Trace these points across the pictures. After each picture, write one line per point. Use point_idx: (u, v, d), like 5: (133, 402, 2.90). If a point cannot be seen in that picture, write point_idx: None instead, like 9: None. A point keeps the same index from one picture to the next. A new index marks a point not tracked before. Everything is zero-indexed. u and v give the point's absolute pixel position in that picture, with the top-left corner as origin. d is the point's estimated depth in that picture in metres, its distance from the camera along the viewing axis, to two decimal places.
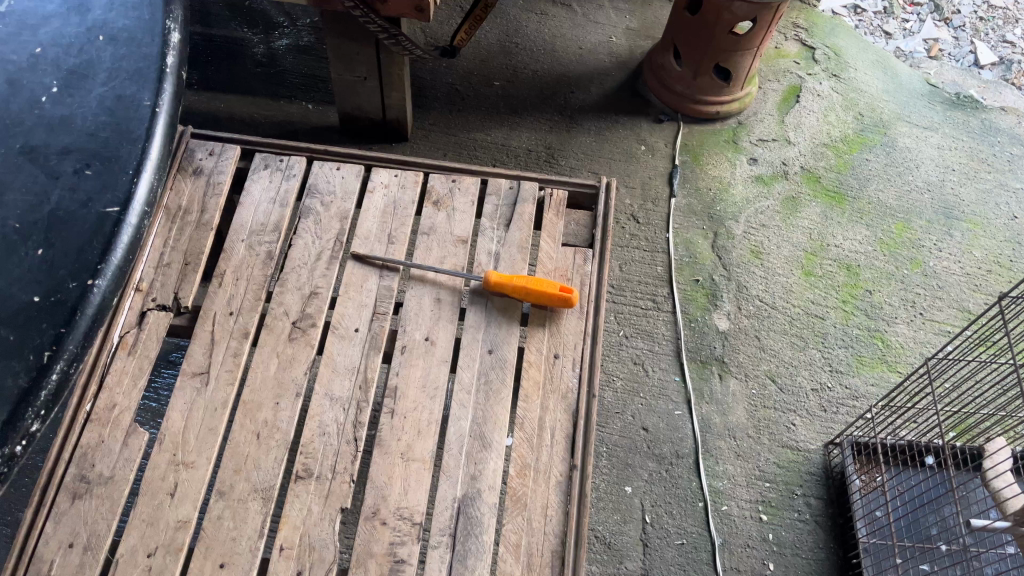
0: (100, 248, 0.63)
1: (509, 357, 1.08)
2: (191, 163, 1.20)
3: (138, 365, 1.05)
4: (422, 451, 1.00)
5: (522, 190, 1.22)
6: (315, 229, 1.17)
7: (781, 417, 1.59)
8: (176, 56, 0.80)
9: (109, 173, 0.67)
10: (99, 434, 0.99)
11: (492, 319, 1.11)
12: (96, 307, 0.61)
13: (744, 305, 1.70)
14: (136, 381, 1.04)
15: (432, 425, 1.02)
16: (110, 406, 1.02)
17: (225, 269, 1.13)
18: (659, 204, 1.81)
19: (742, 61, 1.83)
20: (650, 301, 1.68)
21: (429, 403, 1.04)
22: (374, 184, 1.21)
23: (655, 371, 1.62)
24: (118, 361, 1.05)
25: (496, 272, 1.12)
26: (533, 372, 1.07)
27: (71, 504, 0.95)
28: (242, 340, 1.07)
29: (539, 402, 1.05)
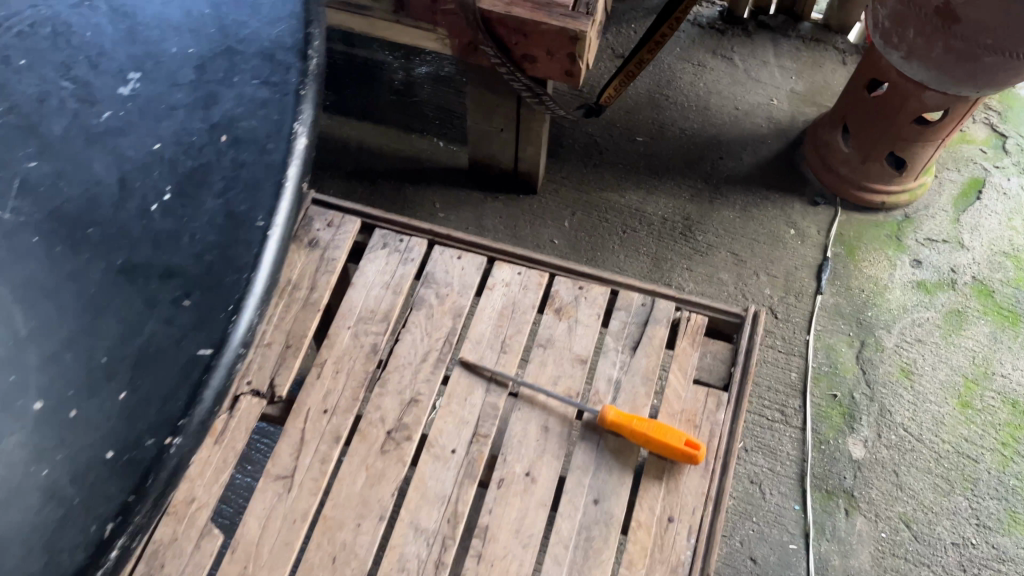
0: (185, 395, 0.43)
1: (616, 512, 0.96)
2: (308, 233, 1.12)
3: (222, 457, 0.99)
4: None
5: (655, 308, 1.07)
6: (426, 325, 1.07)
7: (911, 571, 1.42)
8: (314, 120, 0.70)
9: (208, 300, 0.46)
10: (173, 530, 0.94)
11: (603, 463, 0.99)
12: (172, 471, 0.43)
13: (884, 433, 1.52)
14: (219, 476, 0.98)
15: None
16: (189, 499, 0.96)
17: (325, 358, 1.05)
18: (803, 299, 1.63)
19: (923, 152, 1.62)
20: (778, 412, 1.53)
21: (520, 553, 0.94)
22: (494, 281, 1.10)
23: (772, 495, 1.47)
24: (203, 449, 0.99)
25: (615, 409, 1.00)
26: (642, 535, 0.95)
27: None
28: (333, 445, 1.00)
29: (643, 572, 0.93)
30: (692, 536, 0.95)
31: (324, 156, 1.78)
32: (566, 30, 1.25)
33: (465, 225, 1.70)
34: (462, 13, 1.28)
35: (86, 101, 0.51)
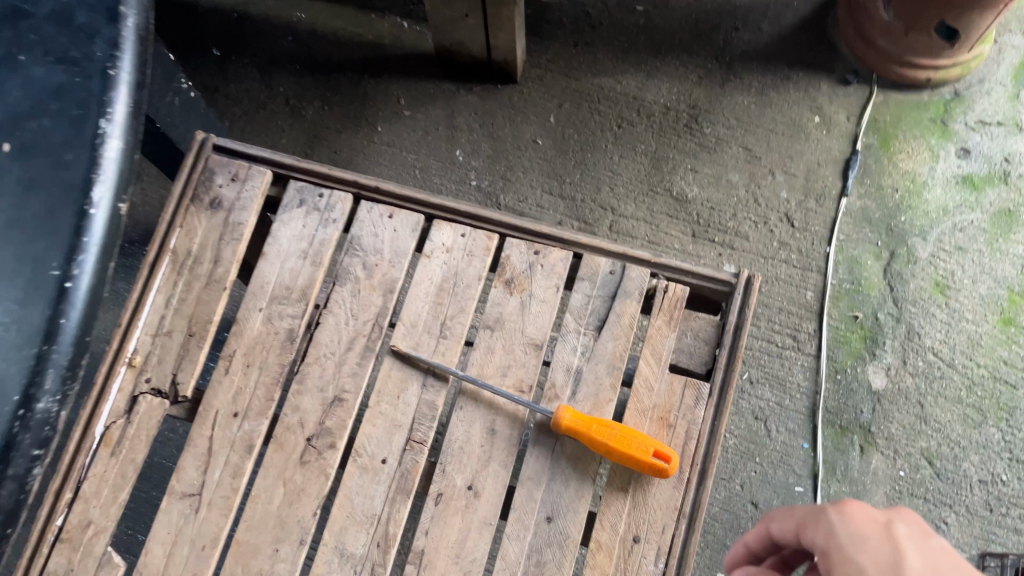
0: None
1: (572, 531, 0.82)
2: (208, 191, 0.94)
3: (120, 472, 0.86)
4: None
5: (626, 278, 0.88)
6: (351, 304, 0.90)
7: (930, 513, 1.28)
8: None
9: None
10: (67, 560, 0.83)
11: (559, 473, 0.84)
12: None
13: (910, 359, 1.34)
14: (117, 494, 0.86)
15: None
16: (84, 523, 0.84)
17: (234, 350, 0.89)
18: (825, 204, 1.41)
19: (980, 23, 1.31)
20: (789, 337, 1.35)
21: None
22: (432, 246, 0.91)
23: (780, 432, 1.31)
24: (98, 463, 0.86)
25: (570, 411, 0.83)
26: (602, 558, 0.82)
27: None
28: (245, 456, 0.86)
29: None
30: (662, 559, 0.81)
31: (271, 47, 1.54)
32: None
33: (434, 125, 1.48)
34: None
35: None
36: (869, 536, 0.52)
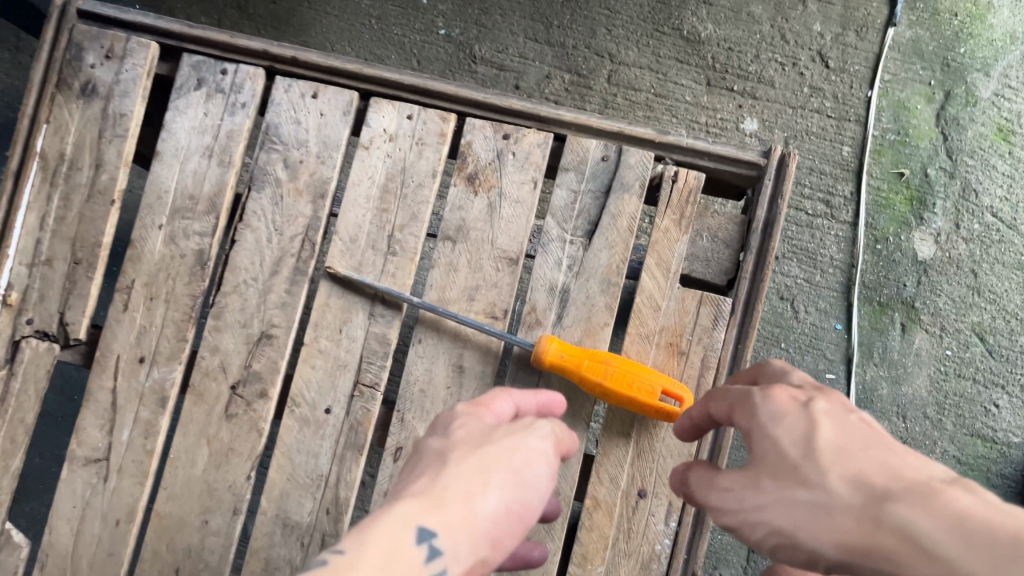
0: None
1: (563, 488, 0.67)
2: (79, 74, 0.73)
3: (8, 436, 0.70)
4: None
5: (624, 166, 0.68)
6: (273, 215, 0.71)
7: (979, 395, 1.13)
8: None
9: None
10: None
11: None
12: None
13: (964, 221, 1.15)
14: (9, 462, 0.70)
15: None
16: None
17: (133, 279, 0.71)
18: (867, 37, 1.16)
19: None
20: (821, 203, 1.14)
21: None
22: (371, 133, 0.71)
23: (809, 313, 1.14)
24: None
25: (555, 342, 0.64)
26: (600, 518, 0.67)
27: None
28: (158, 411, 0.70)
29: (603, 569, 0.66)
30: (674, 516, 0.67)
31: None
32: None
33: None
34: None
35: None
36: (788, 412, 0.47)
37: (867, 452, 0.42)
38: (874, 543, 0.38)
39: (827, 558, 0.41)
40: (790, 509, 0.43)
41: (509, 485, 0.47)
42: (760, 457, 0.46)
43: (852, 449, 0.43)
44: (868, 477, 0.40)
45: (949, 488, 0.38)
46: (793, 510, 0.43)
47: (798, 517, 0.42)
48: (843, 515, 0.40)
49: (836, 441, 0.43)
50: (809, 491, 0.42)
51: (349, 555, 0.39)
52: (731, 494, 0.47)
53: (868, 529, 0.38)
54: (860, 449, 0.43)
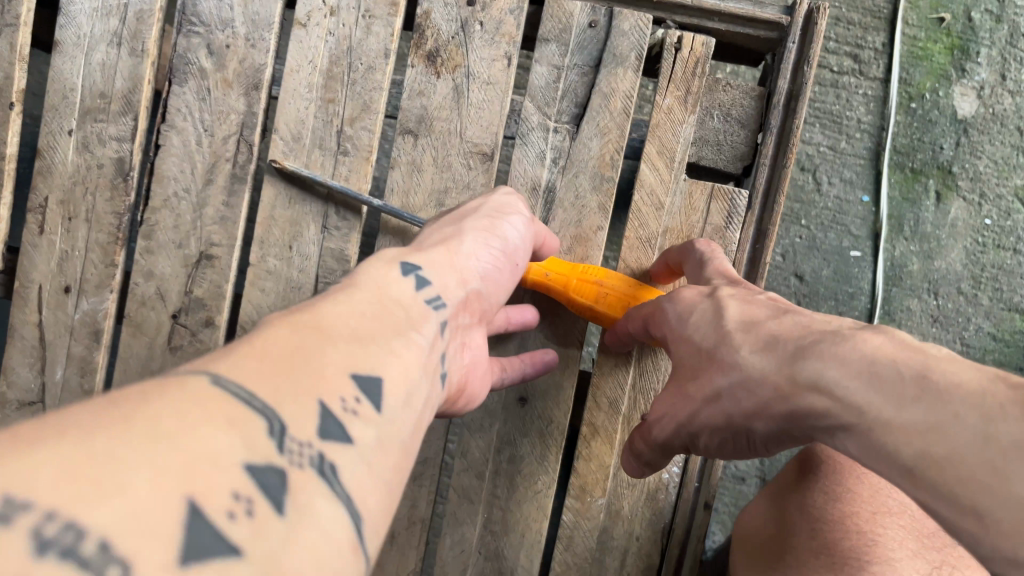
0: None
1: (556, 417, 0.58)
2: None
3: None
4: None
5: (616, 31, 0.56)
6: (201, 113, 0.59)
7: (1022, 268, 1.03)
8: None
9: None
10: None
11: (531, 338, 0.58)
12: None
13: (1011, 71, 1.01)
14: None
15: (415, 530, 0.60)
16: None
17: (46, 196, 0.61)
18: None
19: None
20: (849, 56, 1.01)
21: (409, 490, 0.60)
22: (308, 5, 0.58)
23: (834, 184, 1.02)
24: None
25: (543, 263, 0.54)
26: (600, 447, 0.59)
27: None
28: (92, 347, 0.61)
29: (605, 502, 0.59)
30: None
31: None
32: None
33: None
34: None
35: None
36: (693, 305, 0.45)
37: (777, 319, 0.40)
38: (799, 405, 0.35)
39: (762, 436, 0.38)
40: (716, 403, 0.40)
41: (483, 228, 0.47)
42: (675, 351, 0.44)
43: (760, 321, 0.41)
44: (778, 341, 0.38)
45: (857, 334, 0.36)
46: (717, 402, 0.39)
47: (724, 403, 0.39)
48: (765, 385, 0.37)
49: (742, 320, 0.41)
50: (727, 376, 0.39)
51: (343, 283, 0.37)
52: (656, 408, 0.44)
53: (787, 393, 0.36)
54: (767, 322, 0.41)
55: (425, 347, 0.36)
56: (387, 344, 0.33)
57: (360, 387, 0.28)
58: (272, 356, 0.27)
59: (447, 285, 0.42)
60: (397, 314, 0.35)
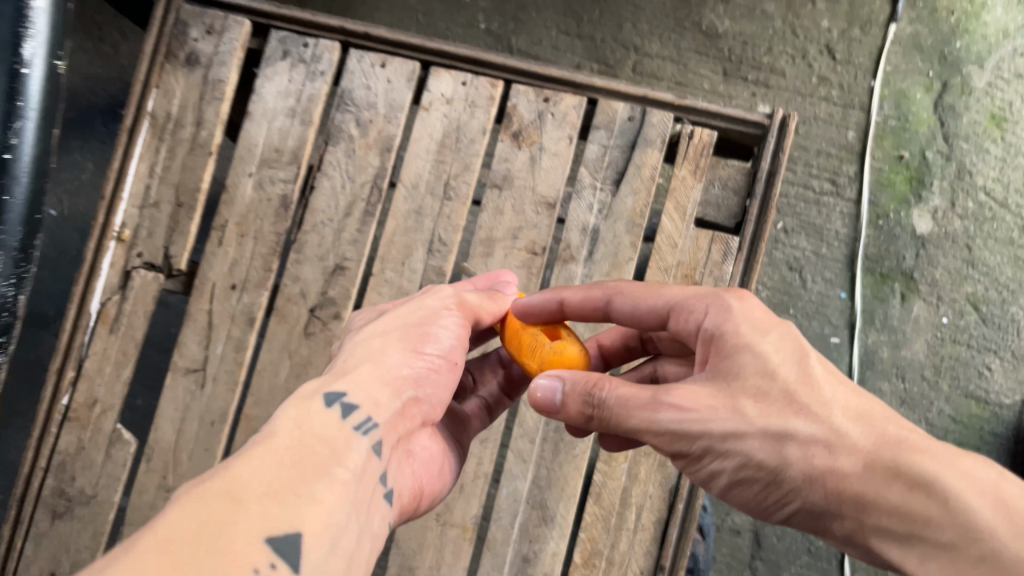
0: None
1: None
2: (183, 46, 0.85)
3: (121, 349, 0.83)
4: (464, 516, 0.78)
5: (648, 124, 0.80)
6: (347, 166, 0.83)
7: (973, 359, 1.24)
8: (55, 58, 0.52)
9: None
10: (78, 438, 0.82)
11: None
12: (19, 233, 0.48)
13: (959, 200, 1.25)
14: (120, 372, 0.83)
15: (479, 482, 0.79)
16: (90, 402, 0.82)
17: (227, 219, 0.83)
18: (871, 32, 1.27)
19: None
20: (828, 182, 1.25)
21: (478, 450, 0.79)
22: (430, 97, 0.83)
23: (816, 282, 1.24)
24: (98, 342, 0.83)
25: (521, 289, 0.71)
26: None
27: (50, 527, 0.81)
28: (246, 330, 0.82)
29: (626, 468, 0.78)
30: None
31: None
32: None
33: None
34: None
35: None
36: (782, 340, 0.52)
37: (867, 407, 0.49)
38: (869, 485, 0.45)
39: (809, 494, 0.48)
40: (777, 445, 0.48)
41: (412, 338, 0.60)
42: (738, 390, 0.50)
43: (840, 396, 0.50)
44: (855, 430, 0.47)
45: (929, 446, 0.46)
46: (784, 445, 0.48)
47: (789, 454, 0.48)
48: (846, 457, 0.46)
49: (815, 388, 0.50)
50: (804, 447, 0.47)
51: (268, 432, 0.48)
52: (683, 424, 0.50)
53: (872, 476, 0.45)
54: (834, 401, 0.49)
55: (366, 470, 0.51)
56: (334, 469, 0.48)
57: (272, 552, 0.39)
58: (250, 484, 0.42)
59: (378, 402, 0.55)
60: (342, 442, 0.50)
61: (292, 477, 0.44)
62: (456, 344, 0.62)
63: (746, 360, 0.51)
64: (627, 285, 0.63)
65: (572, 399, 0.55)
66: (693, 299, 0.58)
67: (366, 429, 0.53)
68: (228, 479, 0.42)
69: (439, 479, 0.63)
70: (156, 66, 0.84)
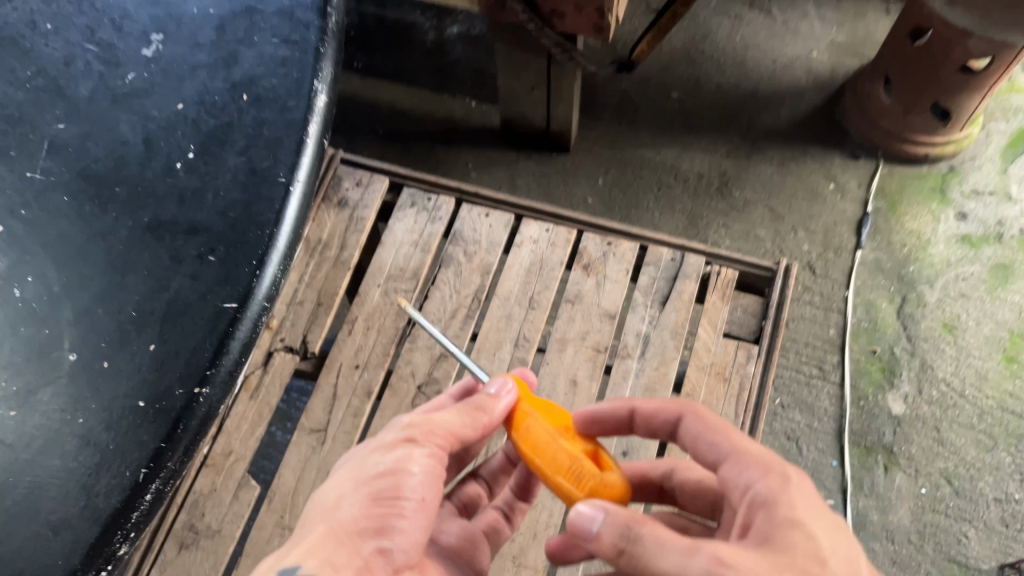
0: (283, 178, 0.63)
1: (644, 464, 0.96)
2: (337, 193, 1.14)
3: (258, 411, 1.02)
4: (536, 559, 0.93)
5: (685, 263, 1.07)
6: (454, 282, 1.07)
7: (952, 527, 1.39)
8: (322, 125, 0.68)
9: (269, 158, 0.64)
10: (212, 481, 0.98)
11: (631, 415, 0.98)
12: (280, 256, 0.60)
13: (925, 389, 1.49)
14: (255, 430, 1.01)
15: (550, 530, 0.94)
16: (227, 452, 0.99)
17: (357, 315, 1.06)
18: (842, 254, 1.61)
19: (968, 103, 1.56)
20: (815, 368, 1.51)
21: (550, 503, 0.96)
22: (521, 238, 1.10)
23: (810, 451, 1.45)
24: (240, 404, 1.02)
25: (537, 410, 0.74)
26: None
27: (176, 555, 0.94)
28: (364, 400, 1.01)
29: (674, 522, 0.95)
30: None
31: (358, 119, 1.78)
32: None
33: (499, 183, 1.70)
34: None
35: (126, 63, 0.70)
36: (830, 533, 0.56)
37: None
38: None
39: None
40: None
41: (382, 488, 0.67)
42: (788, 563, 0.52)
43: None
44: None
45: None
46: None
47: None
48: None
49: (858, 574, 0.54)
50: None
51: None
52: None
53: None
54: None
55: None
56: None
57: None
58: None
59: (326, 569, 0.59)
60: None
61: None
62: (421, 488, 0.68)
63: (802, 550, 0.54)
64: (703, 413, 0.68)
65: (615, 525, 0.56)
66: (747, 469, 0.61)
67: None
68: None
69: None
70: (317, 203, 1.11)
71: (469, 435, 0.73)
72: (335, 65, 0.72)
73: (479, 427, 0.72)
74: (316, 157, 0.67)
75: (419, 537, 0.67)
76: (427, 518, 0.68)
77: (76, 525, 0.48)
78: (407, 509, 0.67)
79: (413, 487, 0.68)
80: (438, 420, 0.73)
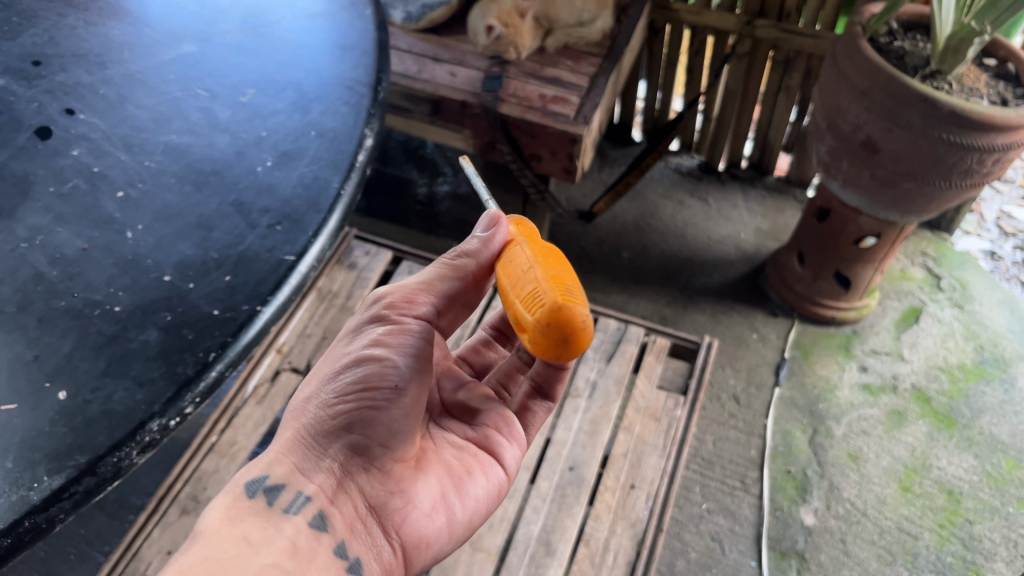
0: (322, 212, 0.96)
1: (584, 477, 1.31)
2: (349, 259, 1.57)
3: (261, 414, 1.30)
4: (489, 544, 1.22)
5: (613, 355, 1.52)
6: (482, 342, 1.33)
7: None
8: (356, 180, 1.02)
9: (317, 185, 0.99)
10: (217, 462, 1.22)
11: (577, 443, 1.36)
12: (274, 298, 0.88)
13: (834, 506, 1.71)
14: (256, 427, 1.28)
15: (503, 523, 1.24)
16: (231, 441, 1.25)
17: None
18: (763, 389, 1.92)
19: (864, 275, 1.92)
20: (738, 481, 1.76)
21: (506, 504, 1.27)
22: None
23: (731, 551, 1.65)
24: (247, 408, 1.30)
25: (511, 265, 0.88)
26: (607, 496, 1.28)
27: (178, 517, 1.15)
28: None
29: (607, 525, 1.25)
30: (647, 501, 1.27)
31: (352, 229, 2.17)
32: (566, 132, 1.58)
33: None
34: (486, 116, 1.62)
35: (242, 105, 1.08)
36: None
37: None
38: None
39: None
40: None
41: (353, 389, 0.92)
42: None
43: None
44: None
45: None
46: None
47: None
48: None
49: None
50: None
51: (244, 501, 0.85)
52: None
53: None
54: None
55: (303, 532, 0.83)
56: (260, 554, 0.76)
57: None
58: (190, 566, 0.70)
59: (298, 477, 0.88)
60: (275, 521, 0.82)
61: (238, 550, 0.75)
62: (393, 375, 0.93)
63: None
64: None
65: None
66: None
67: (295, 507, 0.85)
68: (213, 526, 0.78)
69: (440, 510, 0.97)
70: (334, 264, 1.53)
71: (457, 284, 1.00)
72: (372, 145, 1.08)
73: (463, 274, 0.99)
74: (343, 201, 0.99)
75: (391, 430, 0.92)
76: (401, 404, 0.93)
77: (111, 427, 0.76)
78: (382, 398, 0.92)
79: (393, 378, 0.93)
80: (416, 296, 0.99)
